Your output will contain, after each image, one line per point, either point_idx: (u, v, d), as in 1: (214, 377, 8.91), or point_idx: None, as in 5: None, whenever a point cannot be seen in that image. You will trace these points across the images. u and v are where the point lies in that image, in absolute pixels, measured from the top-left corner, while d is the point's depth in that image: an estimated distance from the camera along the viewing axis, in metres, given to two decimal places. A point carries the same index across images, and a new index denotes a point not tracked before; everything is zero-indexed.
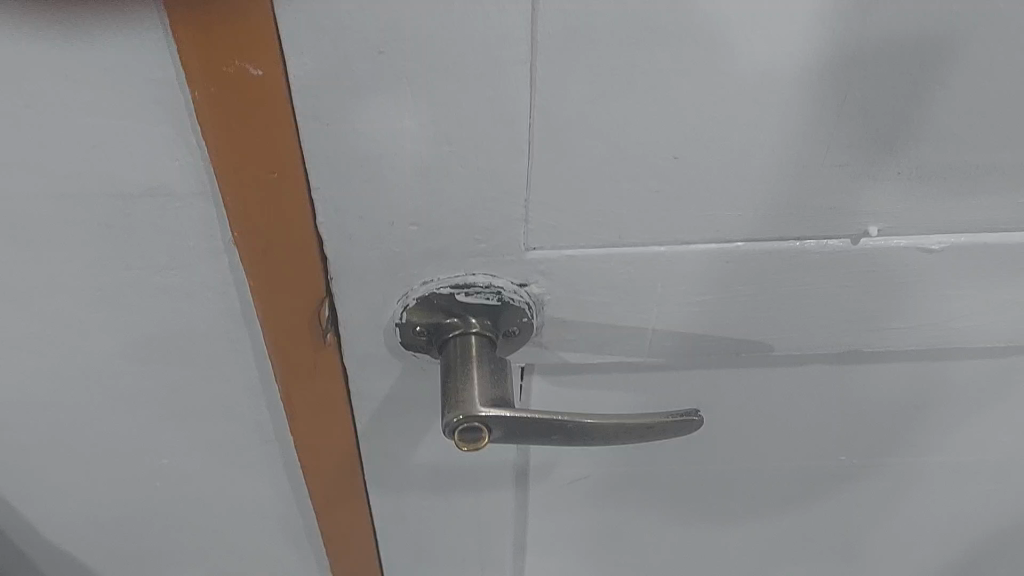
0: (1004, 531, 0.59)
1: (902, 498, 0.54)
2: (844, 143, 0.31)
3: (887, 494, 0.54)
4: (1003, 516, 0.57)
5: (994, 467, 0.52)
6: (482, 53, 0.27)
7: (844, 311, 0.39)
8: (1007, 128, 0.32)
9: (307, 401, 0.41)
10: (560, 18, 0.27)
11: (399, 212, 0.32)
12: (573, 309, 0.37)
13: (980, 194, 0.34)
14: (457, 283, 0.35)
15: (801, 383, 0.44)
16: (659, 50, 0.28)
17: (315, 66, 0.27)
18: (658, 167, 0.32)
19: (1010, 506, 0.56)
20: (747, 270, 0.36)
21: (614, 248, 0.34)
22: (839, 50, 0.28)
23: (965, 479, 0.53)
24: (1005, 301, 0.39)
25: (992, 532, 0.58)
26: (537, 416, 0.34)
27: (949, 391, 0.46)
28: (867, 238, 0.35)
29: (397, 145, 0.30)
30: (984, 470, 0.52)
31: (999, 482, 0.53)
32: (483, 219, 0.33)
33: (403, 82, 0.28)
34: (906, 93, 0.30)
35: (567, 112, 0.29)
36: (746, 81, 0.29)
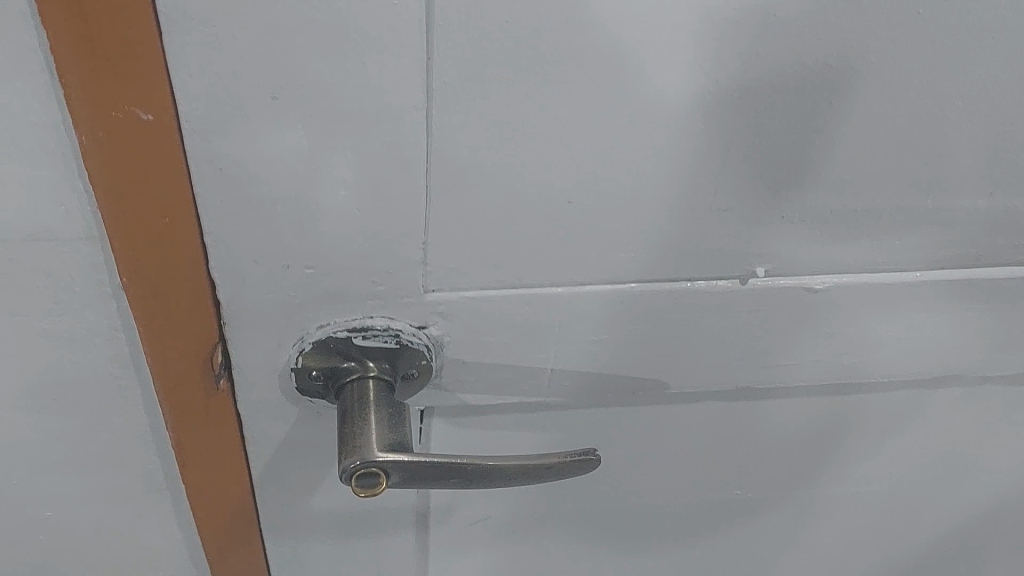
0: (891, 560, 0.61)
1: (795, 529, 0.56)
2: (731, 189, 0.33)
3: (781, 525, 0.55)
4: (889, 544, 0.59)
5: (880, 495, 0.54)
6: (378, 98, 0.27)
7: (734, 348, 0.40)
8: (881, 174, 0.33)
9: (199, 449, 0.40)
10: (456, 66, 0.27)
11: (295, 255, 0.32)
12: (473, 351, 0.37)
13: (857, 236, 0.36)
14: (354, 327, 0.35)
15: (695, 418, 0.45)
16: (553, 98, 0.28)
17: (206, 111, 0.27)
18: (554, 211, 0.32)
19: (895, 534, 0.58)
20: (642, 310, 0.37)
21: (511, 290, 0.35)
22: (724, 99, 0.30)
23: (854, 509, 0.55)
24: (883, 337, 0.41)
25: (878, 560, 0.61)
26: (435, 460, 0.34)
27: (834, 424, 0.47)
28: (754, 279, 0.37)
29: (292, 189, 0.29)
30: (870, 499, 0.54)
31: (885, 510, 0.55)
32: (381, 263, 0.33)
33: (297, 127, 0.28)
34: (788, 141, 0.32)
35: (464, 159, 0.30)
36: (637, 128, 0.30)
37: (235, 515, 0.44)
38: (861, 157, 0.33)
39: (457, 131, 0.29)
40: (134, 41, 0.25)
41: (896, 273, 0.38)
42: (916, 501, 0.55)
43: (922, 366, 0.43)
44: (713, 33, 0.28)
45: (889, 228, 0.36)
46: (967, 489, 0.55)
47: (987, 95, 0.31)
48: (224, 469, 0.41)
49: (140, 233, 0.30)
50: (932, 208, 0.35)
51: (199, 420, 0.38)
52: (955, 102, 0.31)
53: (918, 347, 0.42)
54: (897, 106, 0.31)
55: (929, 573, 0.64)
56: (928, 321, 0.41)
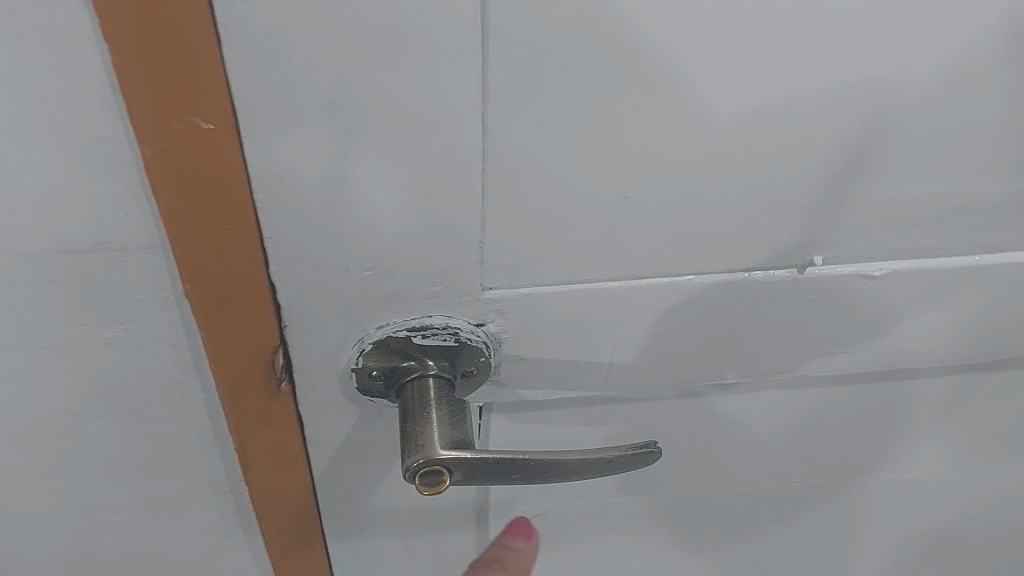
0: (953, 547, 0.60)
1: (856, 516, 0.55)
2: (788, 179, 0.32)
3: (840, 512, 0.55)
4: (950, 529, 0.58)
5: (942, 481, 0.53)
6: (434, 103, 0.27)
7: (792, 337, 0.40)
8: (941, 159, 0.33)
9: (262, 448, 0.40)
10: (510, 67, 0.27)
11: (353, 258, 0.32)
12: (530, 347, 0.37)
13: (917, 222, 0.35)
14: (413, 326, 0.35)
15: (752, 408, 0.45)
16: (607, 96, 0.28)
17: (264, 121, 0.27)
18: (608, 208, 0.32)
19: (956, 519, 0.57)
20: (699, 302, 0.37)
21: (568, 285, 0.35)
22: (781, 91, 0.29)
23: (915, 495, 0.54)
24: (943, 323, 0.40)
25: (939, 547, 0.60)
26: (499, 457, 0.34)
27: (894, 410, 0.47)
28: (813, 268, 0.36)
29: (350, 194, 0.30)
30: (930, 485, 0.53)
31: (946, 494, 0.55)
32: (440, 263, 0.33)
33: (354, 134, 0.28)
34: (847, 132, 0.31)
35: (519, 158, 0.30)
36: (691, 122, 0.30)
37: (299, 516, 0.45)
38: (923, 143, 0.32)
39: (512, 131, 0.29)
40: (196, 52, 0.25)
41: (958, 257, 0.37)
42: (978, 486, 0.54)
43: (984, 350, 0.43)
44: (769, 25, 0.27)
45: (951, 212, 0.35)
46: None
47: None
48: (286, 468, 0.42)
49: (202, 241, 0.31)
50: (995, 191, 0.35)
51: (262, 423, 0.39)
52: (1018, 84, 0.31)
53: (981, 330, 0.41)
54: (959, 91, 0.30)
55: (994, 560, 0.63)
56: (991, 304, 0.40)
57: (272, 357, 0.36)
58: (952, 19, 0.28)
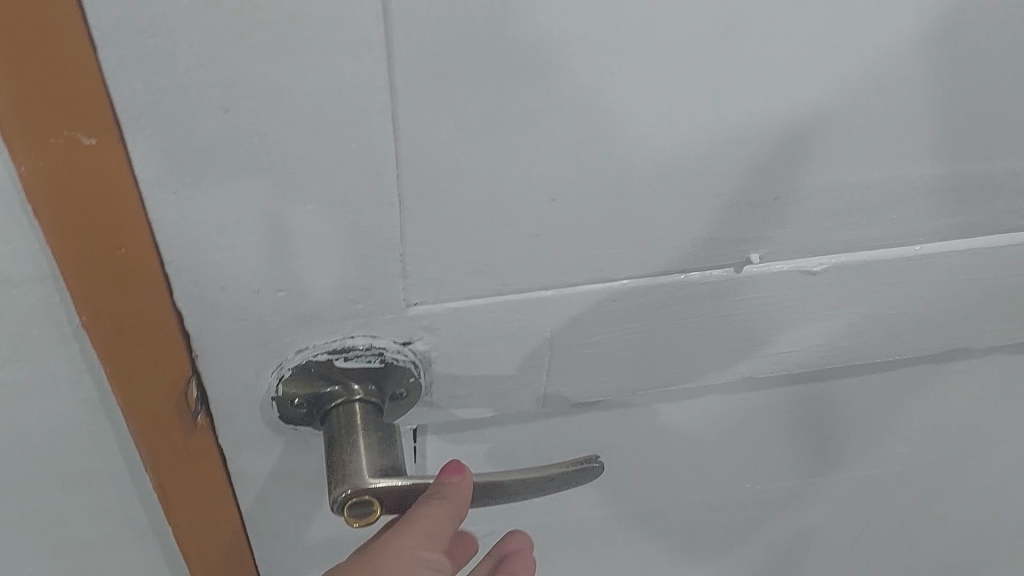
0: (908, 542, 0.59)
1: (809, 517, 0.54)
2: (720, 173, 0.31)
3: (792, 515, 0.54)
4: (904, 525, 0.57)
5: (894, 477, 0.52)
6: (338, 104, 0.25)
7: (733, 339, 0.39)
8: (876, 145, 0.32)
9: (183, 488, 0.37)
10: (419, 63, 0.25)
11: (265, 278, 0.30)
12: (462, 364, 0.36)
13: (855, 213, 0.34)
14: (335, 348, 0.33)
15: (698, 415, 0.43)
16: (525, 90, 0.27)
17: (154, 130, 0.25)
18: (535, 211, 0.30)
19: (909, 515, 0.56)
20: (636, 306, 0.35)
21: (497, 296, 0.33)
22: (708, 79, 0.28)
23: (868, 493, 0.53)
24: (886, 316, 0.39)
25: (894, 543, 0.59)
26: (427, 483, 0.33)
27: (842, 408, 0.46)
28: (750, 266, 0.35)
29: (254, 208, 0.27)
30: (882, 482, 0.53)
31: (898, 492, 0.54)
32: (359, 279, 0.31)
33: (254, 142, 0.26)
34: (779, 121, 0.30)
35: (435, 162, 0.28)
36: (617, 115, 0.28)
37: (231, 555, 0.42)
38: (856, 130, 0.31)
39: (427, 134, 0.27)
40: (71, 61, 0.23)
41: (898, 247, 0.36)
42: (930, 481, 0.54)
43: (928, 342, 0.42)
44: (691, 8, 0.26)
45: (888, 201, 0.34)
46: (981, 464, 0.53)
47: (983, 51, 0.30)
48: (211, 508, 0.39)
49: (97, 267, 0.28)
50: (932, 177, 0.34)
51: (181, 462, 0.36)
52: (949, 63, 0.30)
53: (924, 321, 0.41)
54: (892, 73, 0.29)
55: (949, 557, 0.62)
56: (933, 294, 0.39)
57: (186, 392, 0.33)
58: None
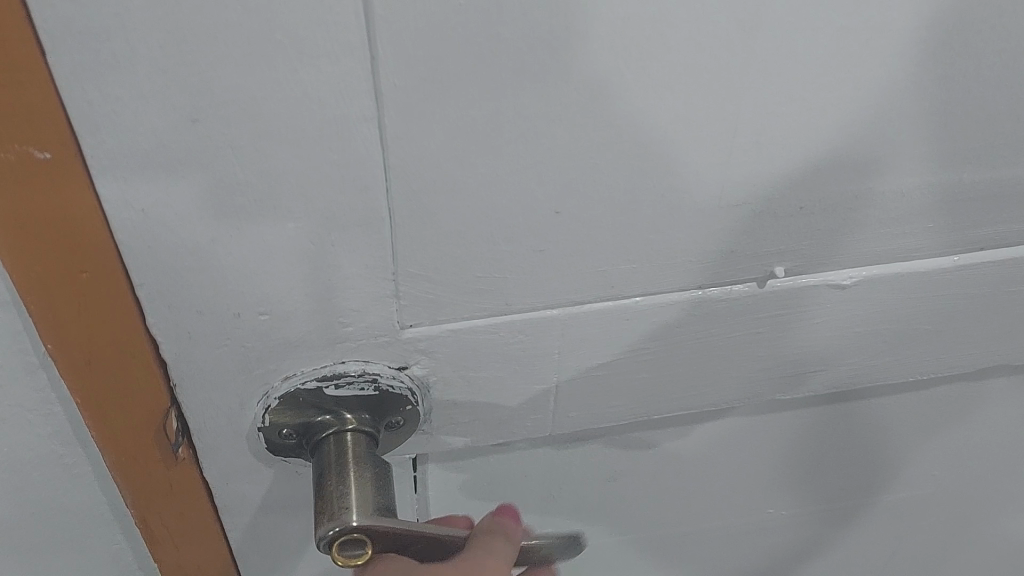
0: (940, 566, 0.56)
1: (835, 542, 0.51)
2: (739, 182, 0.28)
3: (818, 539, 0.51)
4: (936, 549, 0.54)
5: (925, 499, 0.49)
6: (318, 111, 0.23)
7: (754, 359, 0.36)
8: (911, 150, 0.29)
9: (167, 520, 0.35)
10: (406, 66, 0.23)
11: (245, 301, 0.27)
12: (463, 388, 0.33)
13: (887, 223, 0.31)
14: (325, 375, 0.30)
15: (717, 437, 0.41)
16: (525, 94, 0.24)
17: (114, 144, 0.22)
18: (539, 225, 0.28)
19: (942, 538, 0.53)
20: (650, 326, 0.33)
21: (499, 317, 0.31)
22: (726, 79, 0.25)
23: (897, 515, 0.50)
24: (919, 332, 0.37)
25: (926, 568, 0.56)
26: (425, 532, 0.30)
27: (870, 429, 0.43)
28: (773, 280, 0.32)
29: (230, 227, 0.25)
30: (912, 503, 0.50)
31: (929, 514, 0.51)
32: (348, 301, 0.28)
33: (226, 155, 0.23)
34: (804, 125, 0.27)
35: (428, 175, 0.25)
36: (625, 120, 0.26)
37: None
38: (890, 133, 0.28)
39: (417, 143, 0.24)
40: (17, 68, 0.21)
41: (933, 259, 0.34)
42: (963, 502, 0.51)
43: (964, 358, 0.39)
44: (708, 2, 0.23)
45: (923, 210, 0.31)
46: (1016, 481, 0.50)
47: None
48: (197, 540, 0.37)
49: (60, 293, 0.26)
50: (971, 183, 0.31)
51: (163, 494, 0.34)
52: (991, 58, 0.27)
53: (960, 336, 0.38)
54: (928, 71, 0.27)
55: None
56: (970, 307, 0.36)
57: (165, 423, 0.31)
58: None
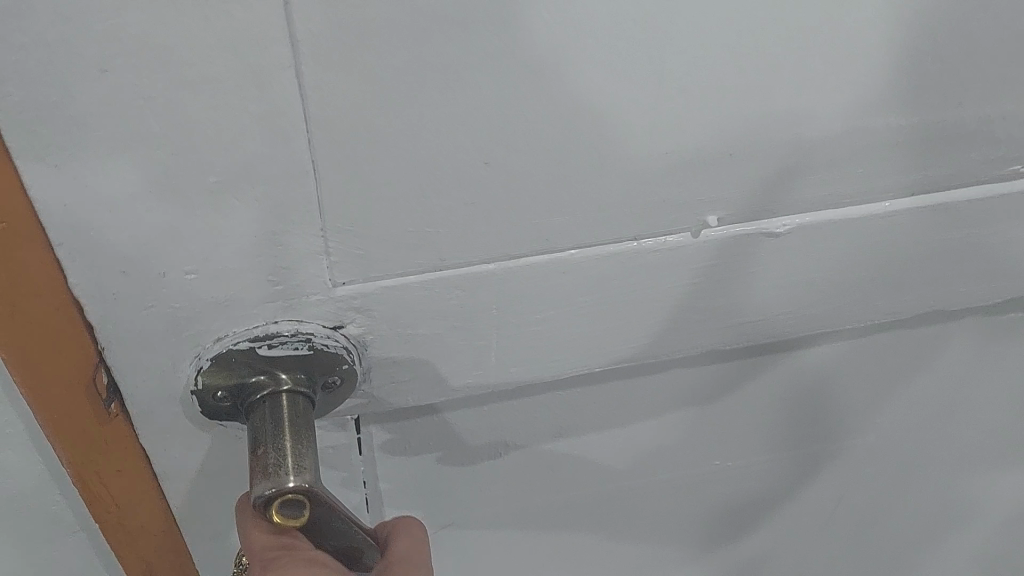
0: (888, 519, 0.57)
1: (782, 491, 0.52)
2: (669, 130, 0.28)
3: (764, 490, 0.52)
4: (881, 499, 0.55)
5: (862, 442, 0.51)
6: (232, 60, 0.23)
7: (693, 310, 0.36)
8: (839, 96, 0.29)
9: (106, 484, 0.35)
10: (320, 10, 0.22)
11: (170, 260, 0.27)
12: (401, 346, 0.33)
13: (818, 170, 0.32)
14: (257, 335, 0.30)
15: (657, 386, 0.41)
16: (446, 40, 0.24)
17: (21, 96, 0.22)
18: (469, 177, 0.28)
19: (886, 486, 0.55)
20: (587, 279, 0.33)
21: (433, 272, 0.30)
22: (648, 22, 0.25)
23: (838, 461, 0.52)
24: (855, 279, 0.37)
25: (874, 521, 0.57)
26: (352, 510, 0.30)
27: (806, 373, 0.44)
28: (708, 230, 0.32)
29: (147, 182, 0.25)
30: (851, 449, 0.51)
31: (869, 457, 0.52)
32: (276, 257, 0.28)
33: (139, 107, 0.23)
34: (729, 70, 0.27)
35: (351, 125, 0.25)
36: (551, 66, 0.25)
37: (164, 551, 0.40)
38: (817, 78, 0.28)
39: (339, 92, 0.24)
40: None
41: (866, 205, 0.34)
42: (900, 446, 0.52)
43: (900, 305, 0.40)
44: None
45: (853, 157, 0.32)
46: (951, 422, 0.52)
47: None
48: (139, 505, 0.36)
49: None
50: (899, 128, 0.31)
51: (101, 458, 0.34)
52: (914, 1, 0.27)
53: (895, 283, 0.38)
54: (853, 14, 0.27)
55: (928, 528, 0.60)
56: (904, 254, 0.37)
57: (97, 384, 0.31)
58: None
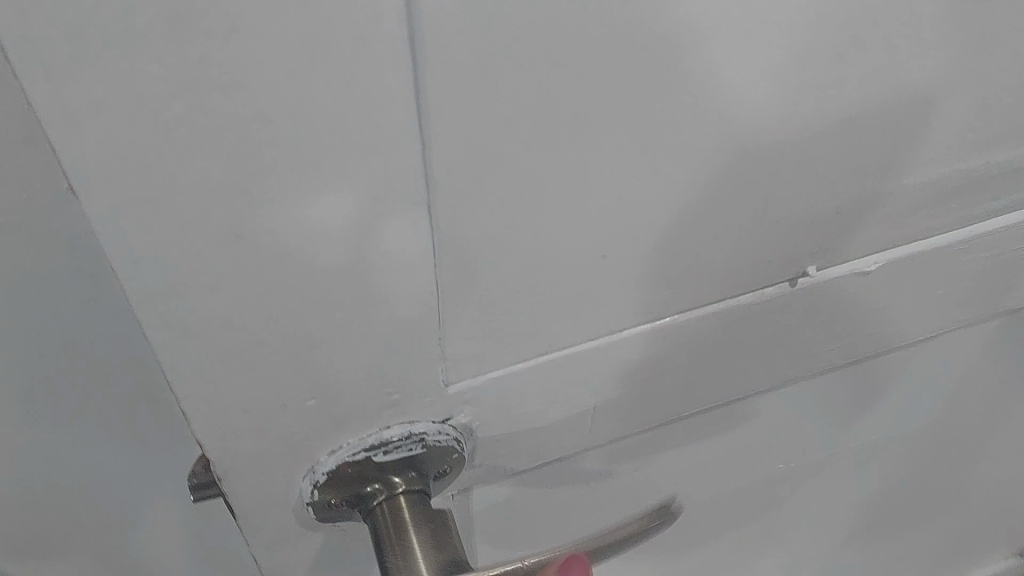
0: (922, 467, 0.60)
1: (834, 467, 0.54)
2: (779, 197, 0.28)
3: (816, 470, 0.53)
4: (919, 454, 0.58)
5: (913, 418, 0.52)
6: (367, 208, 0.21)
7: (782, 347, 0.36)
8: (935, 139, 0.29)
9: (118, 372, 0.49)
10: (458, 149, 0.21)
11: (291, 389, 0.26)
12: (504, 426, 0.32)
13: (910, 208, 0.32)
14: (371, 444, 0.29)
15: (737, 415, 0.41)
16: (576, 154, 0.23)
17: (156, 276, 0.21)
18: (585, 271, 0.27)
19: (924, 444, 0.57)
20: (688, 339, 0.32)
21: (542, 357, 0.30)
22: (773, 105, 0.24)
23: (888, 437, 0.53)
24: (934, 296, 0.38)
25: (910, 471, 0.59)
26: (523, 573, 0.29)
27: (874, 373, 0.45)
28: (806, 278, 0.32)
29: (272, 324, 0.23)
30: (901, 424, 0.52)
31: (909, 428, 0.53)
32: (394, 372, 0.27)
33: (270, 262, 0.22)
34: (840, 133, 0.27)
35: (475, 243, 0.24)
36: (674, 160, 0.25)
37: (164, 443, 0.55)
38: (920, 126, 0.28)
39: (468, 217, 0.23)
40: None
41: (952, 232, 0.34)
42: (944, 415, 0.54)
43: (969, 310, 0.40)
44: (762, 37, 0.22)
45: (944, 192, 0.32)
46: (993, 389, 0.53)
47: None
48: (130, 332, 0.46)
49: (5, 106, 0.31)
50: (990, 159, 0.31)
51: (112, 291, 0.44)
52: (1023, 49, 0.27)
53: (969, 293, 0.39)
54: (960, 64, 0.27)
55: (957, 471, 0.63)
56: (981, 268, 0.37)
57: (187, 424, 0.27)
58: None
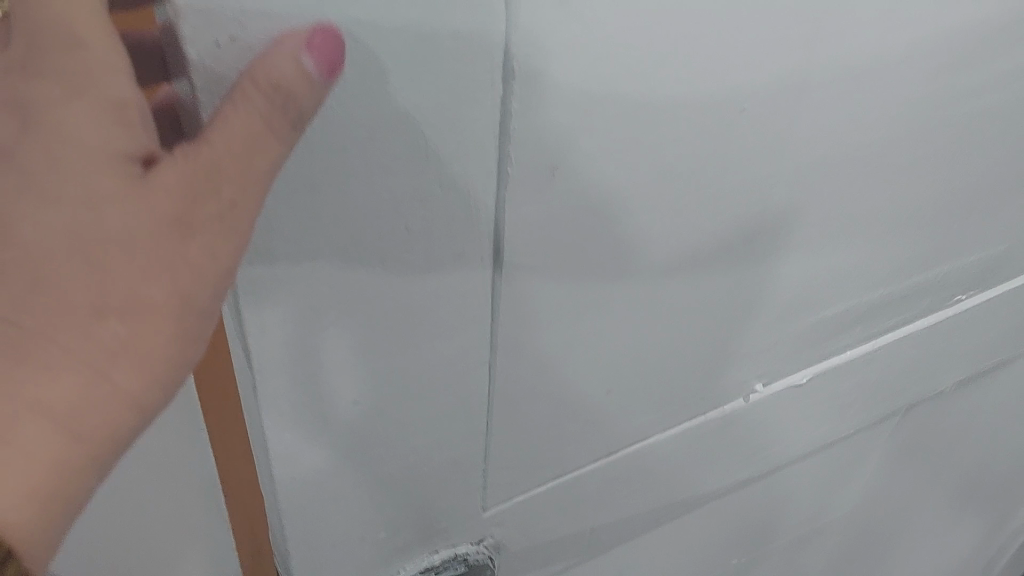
0: (855, 550, 0.68)
1: (784, 559, 0.61)
2: (734, 334, 0.36)
3: (769, 564, 0.60)
4: (852, 539, 0.66)
5: (845, 509, 0.60)
6: (448, 371, 0.28)
7: (738, 454, 0.44)
8: (847, 284, 0.38)
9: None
10: (514, 323, 0.28)
11: (369, 519, 0.32)
12: (526, 543, 0.39)
13: (827, 334, 0.40)
14: (424, 566, 0.36)
15: (705, 517, 0.49)
16: (595, 321, 0.30)
17: (290, 430, 0.27)
18: (594, 407, 0.34)
19: (855, 530, 0.65)
20: (668, 453, 0.40)
21: (558, 482, 0.37)
22: (732, 273, 0.33)
23: (826, 527, 0.61)
24: (847, 398, 0.47)
25: (846, 555, 0.67)
26: None
27: (811, 473, 0.53)
28: (754, 393, 0.41)
29: (363, 466, 0.30)
30: (835, 515, 0.60)
31: (842, 517, 0.61)
32: (448, 498, 0.33)
33: (373, 417, 0.28)
34: (778, 284, 0.35)
35: (517, 391, 0.31)
36: (662, 317, 0.32)
37: None
38: (834, 276, 0.37)
39: (515, 372, 0.30)
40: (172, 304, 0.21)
41: (859, 346, 0.43)
42: (870, 503, 0.62)
43: (873, 405, 0.49)
44: (728, 230, 0.30)
45: (852, 318, 0.41)
46: (904, 474, 0.62)
47: (927, 198, 0.36)
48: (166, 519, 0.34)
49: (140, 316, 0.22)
50: (884, 291, 0.40)
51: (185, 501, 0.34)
52: (903, 214, 0.36)
53: (873, 392, 0.48)
54: (862, 230, 0.35)
55: (883, 551, 0.71)
56: (880, 371, 0.47)
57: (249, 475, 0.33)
58: (860, 182, 0.33)
